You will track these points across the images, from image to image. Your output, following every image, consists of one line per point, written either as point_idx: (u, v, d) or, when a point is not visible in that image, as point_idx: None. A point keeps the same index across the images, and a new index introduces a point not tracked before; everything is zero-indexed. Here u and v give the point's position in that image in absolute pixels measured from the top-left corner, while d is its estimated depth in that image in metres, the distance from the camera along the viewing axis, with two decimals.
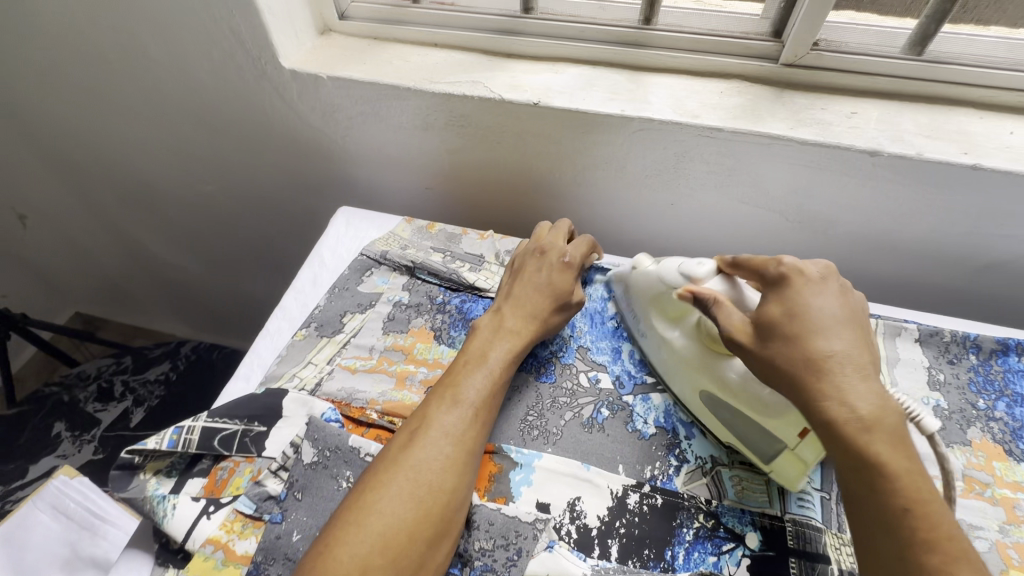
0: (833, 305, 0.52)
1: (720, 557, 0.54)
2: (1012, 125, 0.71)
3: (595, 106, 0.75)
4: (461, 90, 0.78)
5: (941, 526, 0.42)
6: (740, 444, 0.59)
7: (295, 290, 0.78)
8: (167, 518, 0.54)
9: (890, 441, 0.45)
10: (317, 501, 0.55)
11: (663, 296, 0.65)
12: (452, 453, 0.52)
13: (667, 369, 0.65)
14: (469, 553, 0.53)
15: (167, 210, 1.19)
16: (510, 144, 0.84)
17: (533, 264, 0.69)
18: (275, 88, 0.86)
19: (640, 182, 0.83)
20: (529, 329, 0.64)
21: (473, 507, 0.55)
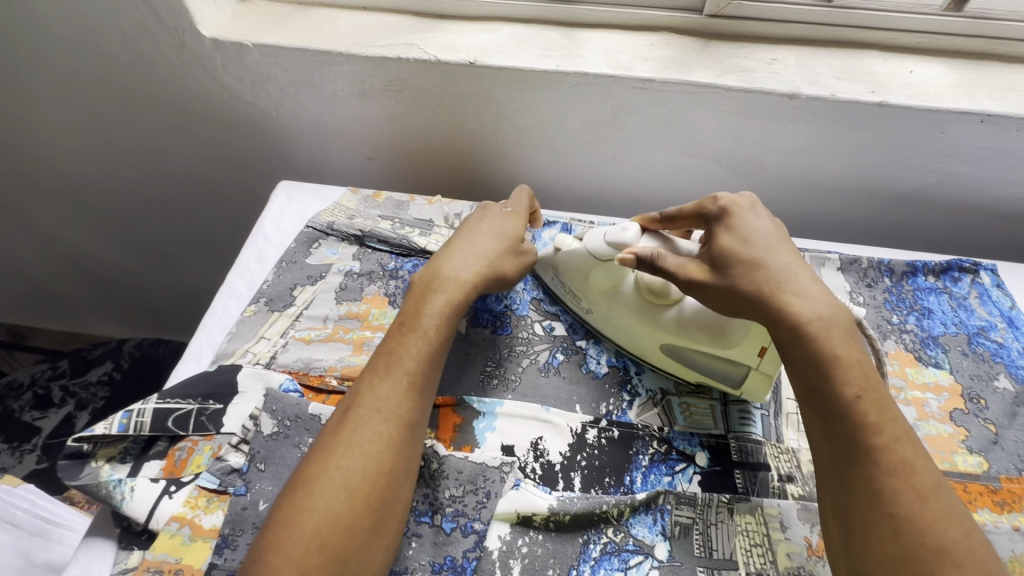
0: (769, 225, 0.58)
1: (674, 476, 0.58)
2: (912, 64, 0.77)
3: (531, 63, 0.75)
4: (395, 53, 0.77)
5: (885, 412, 0.47)
6: (706, 377, 0.64)
7: (238, 268, 0.76)
8: (126, 501, 0.53)
9: (844, 336, 0.51)
10: (281, 469, 0.55)
11: (595, 270, 0.66)
12: (385, 429, 0.51)
13: (619, 333, 0.67)
14: (439, 502, 0.54)
15: (90, 201, 1.11)
16: (451, 107, 0.83)
17: (480, 216, 0.69)
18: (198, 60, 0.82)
19: (581, 139, 0.85)
20: (478, 271, 0.63)
21: (440, 458, 0.56)
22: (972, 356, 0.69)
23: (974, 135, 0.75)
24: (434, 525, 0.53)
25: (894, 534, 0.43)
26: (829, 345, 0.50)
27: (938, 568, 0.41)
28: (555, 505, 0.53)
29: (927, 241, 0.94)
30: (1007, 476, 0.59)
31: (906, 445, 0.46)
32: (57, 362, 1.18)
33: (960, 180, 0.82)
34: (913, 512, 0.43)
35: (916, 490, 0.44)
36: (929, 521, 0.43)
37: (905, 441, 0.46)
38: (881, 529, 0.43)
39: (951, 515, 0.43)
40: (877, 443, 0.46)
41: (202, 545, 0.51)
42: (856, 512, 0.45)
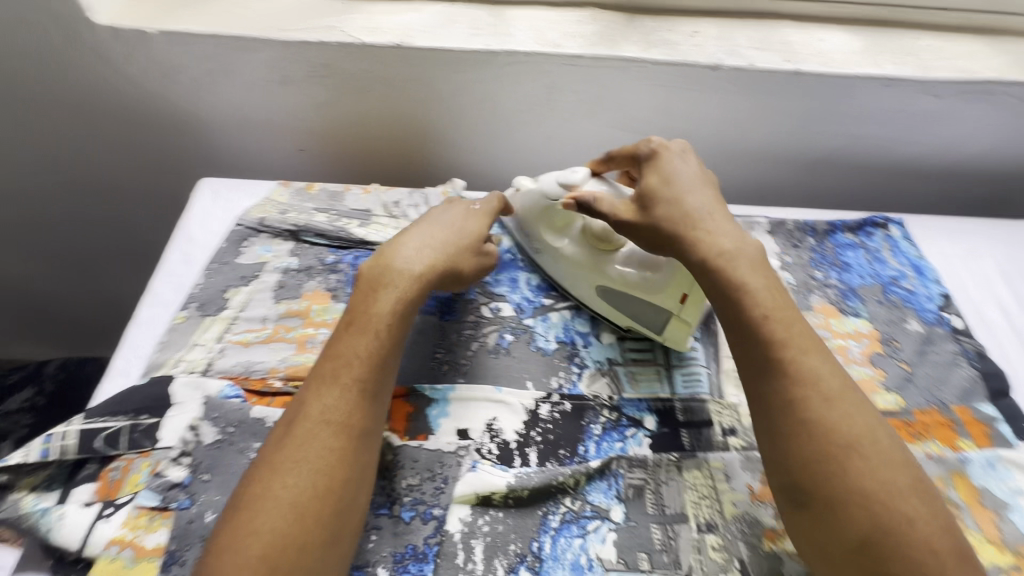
0: (690, 167, 0.64)
1: (625, 441, 0.60)
2: (820, 33, 0.82)
3: (460, 43, 0.75)
4: (318, 36, 0.74)
5: (794, 327, 0.55)
6: (634, 322, 0.68)
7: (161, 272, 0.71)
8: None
9: (751, 263, 0.57)
10: (227, 478, 0.54)
11: (549, 209, 0.70)
12: (335, 441, 0.50)
13: (564, 277, 0.71)
14: (397, 492, 0.55)
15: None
16: (380, 93, 0.80)
17: (439, 210, 0.68)
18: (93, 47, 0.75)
19: (516, 122, 0.84)
20: (440, 262, 0.62)
21: (395, 449, 0.57)
22: (887, 304, 0.75)
23: (874, 97, 0.80)
24: (394, 515, 0.54)
25: (811, 440, 0.50)
26: (741, 277, 0.56)
27: (848, 462, 0.49)
28: (513, 482, 0.56)
29: (857, 204, 0.98)
30: (919, 410, 0.65)
31: (815, 357, 0.53)
32: None
33: (870, 142, 0.87)
34: (825, 414, 0.50)
35: (823, 397, 0.51)
36: (836, 418, 0.50)
37: (810, 349, 0.54)
38: (800, 438, 0.50)
39: (853, 405, 0.51)
40: (794, 363, 0.53)
41: (147, 565, 0.49)
42: (779, 429, 0.51)
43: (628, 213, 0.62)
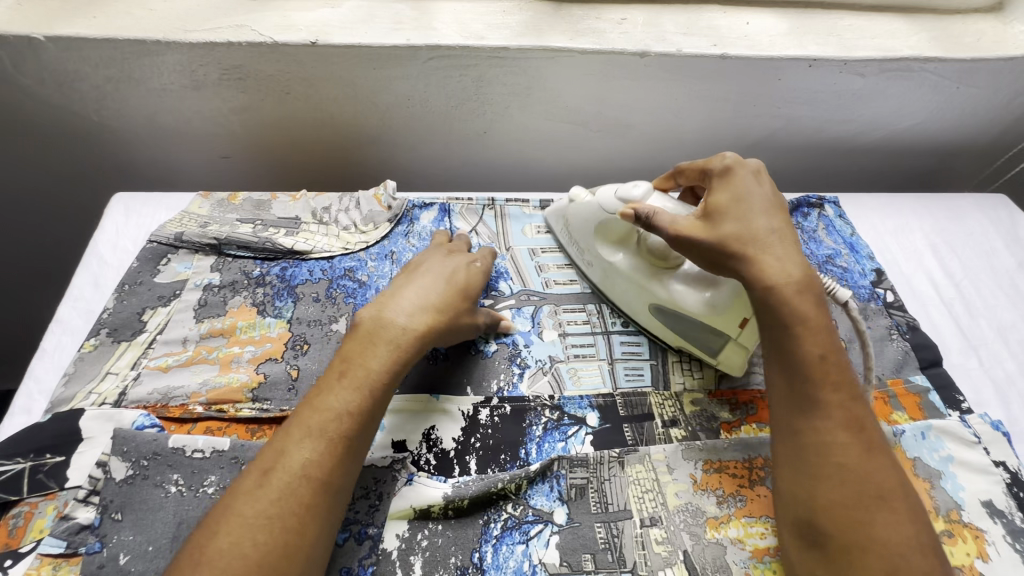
0: (785, 227, 0.53)
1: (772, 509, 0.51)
2: None
3: (567, 42, 0.70)
4: (419, 37, 0.69)
5: (855, 427, 0.46)
6: (688, 343, 0.63)
7: (227, 270, 0.66)
8: None
9: (840, 367, 0.48)
10: None
11: (605, 222, 0.65)
12: (308, 500, 0.44)
13: (622, 295, 0.67)
14: (509, 526, 0.52)
15: (23, 211, 0.86)
16: (480, 95, 0.75)
17: (745, 173, 0.56)
18: (164, 61, 0.68)
19: (514, 121, 0.79)
20: (739, 239, 0.52)
21: (509, 480, 0.53)
22: None
23: (875, 104, 0.81)
24: (499, 550, 0.50)
25: (881, 558, 0.42)
26: (824, 364, 0.47)
27: None
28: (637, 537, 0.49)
29: (832, 182, 0.96)
30: None
31: (885, 467, 0.45)
32: None
33: None
34: (880, 532, 0.43)
35: (926, 550, 0.42)
36: (891, 543, 0.42)
37: (878, 458, 0.45)
38: (864, 555, 0.42)
39: (913, 531, 0.43)
40: (830, 465, 0.45)
41: None
42: (830, 533, 0.44)
43: (800, 265, 0.51)
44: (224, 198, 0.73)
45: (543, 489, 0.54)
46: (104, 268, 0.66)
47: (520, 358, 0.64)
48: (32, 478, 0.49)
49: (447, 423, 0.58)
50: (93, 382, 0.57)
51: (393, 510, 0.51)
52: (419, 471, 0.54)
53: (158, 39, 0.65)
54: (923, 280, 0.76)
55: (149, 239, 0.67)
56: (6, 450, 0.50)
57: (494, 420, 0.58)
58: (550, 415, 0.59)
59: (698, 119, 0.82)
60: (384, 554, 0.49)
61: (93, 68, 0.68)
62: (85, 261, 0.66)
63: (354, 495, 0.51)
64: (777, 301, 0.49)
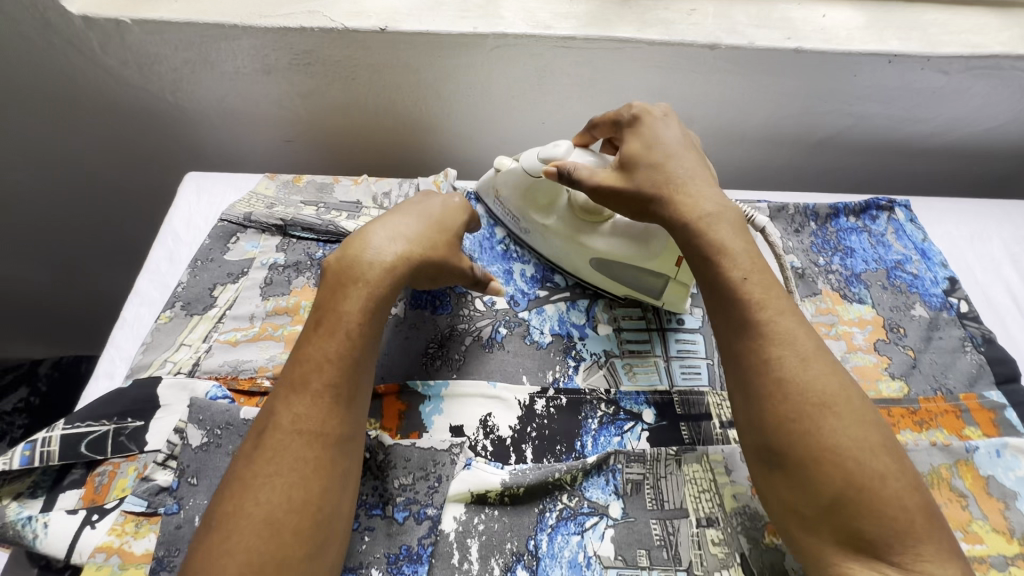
0: (689, 160, 0.56)
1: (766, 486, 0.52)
2: None
3: (634, 33, 0.69)
4: (484, 24, 0.69)
5: (797, 339, 0.47)
6: (630, 289, 0.67)
7: (292, 251, 0.68)
8: (38, 540, 0.46)
9: (762, 286, 0.49)
10: (386, 473, 0.52)
11: (532, 185, 0.67)
12: (309, 455, 0.45)
13: (557, 253, 0.68)
14: (563, 515, 0.52)
15: (103, 187, 0.91)
16: (542, 86, 0.75)
17: (654, 119, 0.59)
18: (239, 44, 0.70)
19: (574, 112, 0.79)
20: (653, 181, 0.55)
21: (564, 470, 0.53)
22: None
23: (955, 104, 0.77)
24: (552, 539, 0.51)
25: (840, 466, 0.42)
26: (747, 285, 0.49)
27: (901, 535, 0.40)
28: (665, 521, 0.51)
29: (899, 184, 0.91)
30: None
31: (828, 374, 0.45)
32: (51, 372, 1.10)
33: None
34: (835, 438, 0.43)
35: (872, 448, 0.43)
36: (841, 446, 0.43)
37: (818, 365, 0.46)
38: (818, 463, 0.42)
39: (865, 435, 0.43)
40: (774, 382, 0.45)
41: None
42: (789, 452, 0.43)
43: (716, 198, 0.54)
44: (289, 180, 0.75)
45: (598, 482, 0.54)
46: (178, 244, 0.69)
47: (574, 350, 0.64)
48: (115, 439, 0.52)
49: (504, 411, 0.58)
50: (169, 352, 0.59)
51: (452, 493, 0.52)
52: (477, 457, 0.54)
53: (235, 24, 0.67)
54: (1000, 291, 0.72)
55: (220, 218, 0.69)
56: (93, 412, 0.53)
57: (550, 410, 0.58)
58: (606, 410, 0.59)
59: (764, 115, 0.79)
60: (442, 535, 0.50)
61: (173, 50, 0.71)
62: (160, 237, 0.69)
63: (414, 476, 0.52)
64: (694, 233, 0.52)
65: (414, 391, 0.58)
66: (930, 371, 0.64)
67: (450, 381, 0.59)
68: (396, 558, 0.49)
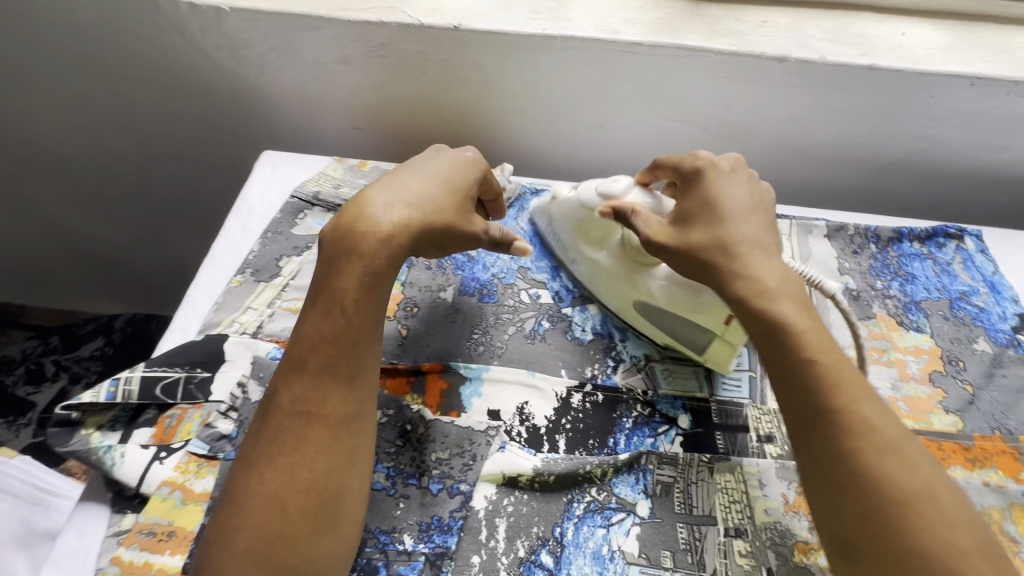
0: (750, 218, 0.54)
1: (660, 437, 0.58)
2: None
3: (702, 42, 0.70)
4: (554, 26, 0.71)
5: (878, 428, 0.43)
6: (674, 341, 0.63)
7: None
8: (115, 466, 0.51)
9: (840, 366, 0.46)
10: (423, 448, 0.55)
11: (584, 220, 0.66)
12: (306, 435, 0.46)
13: (604, 291, 0.67)
14: (590, 506, 0.53)
15: (187, 159, 0.99)
16: (604, 89, 0.76)
17: (718, 175, 0.57)
18: (322, 35, 0.74)
19: (633, 117, 0.79)
20: (710, 241, 0.53)
21: (595, 464, 0.55)
22: None
23: None
24: (577, 528, 0.52)
25: (936, 575, 0.38)
26: (819, 366, 0.46)
27: None
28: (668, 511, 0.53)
29: (973, 214, 0.87)
30: None
31: (922, 470, 0.42)
32: (50, 338, 1.13)
33: None
34: (922, 541, 0.39)
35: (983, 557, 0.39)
36: (947, 559, 0.39)
37: (909, 460, 0.42)
38: None
39: (964, 542, 0.39)
40: (866, 485, 0.42)
41: None
42: (863, 546, 0.41)
43: (774, 270, 0.50)
44: (356, 164, 0.79)
45: (628, 480, 0.54)
46: (251, 215, 0.74)
47: (614, 351, 0.64)
48: (185, 386, 0.57)
49: (541, 401, 0.60)
50: (236, 313, 0.64)
51: (485, 472, 0.53)
52: (511, 441, 0.56)
53: (321, 15, 0.72)
54: None
55: (292, 195, 0.75)
56: (169, 359, 0.58)
57: (585, 405, 0.60)
58: (641, 411, 0.59)
59: (831, 132, 0.77)
60: (472, 511, 0.52)
61: (263, 37, 0.76)
62: (237, 208, 0.75)
63: (451, 452, 0.55)
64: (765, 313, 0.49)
65: (456, 372, 0.61)
66: (989, 408, 0.61)
67: (490, 366, 0.62)
68: (429, 527, 0.51)
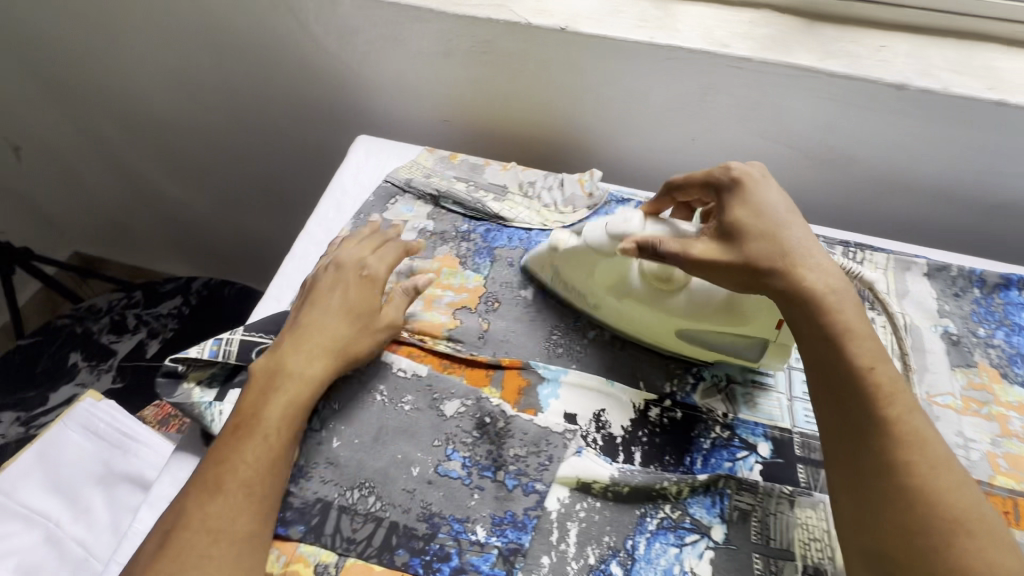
0: (799, 231, 0.52)
1: (735, 462, 0.56)
2: None
3: (815, 62, 0.68)
4: (661, 35, 0.70)
5: (925, 445, 0.43)
6: (722, 356, 0.62)
7: (441, 221, 0.74)
8: (215, 422, 0.54)
9: (890, 378, 0.46)
10: (498, 443, 0.55)
11: (596, 262, 0.61)
12: (211, 554, 0.46)
13: (633, 322, 0.63)
14: (663, 522, 0.52)
15: (278, 135, 1.03)
16: (704, 102, 0.75)
17: (755, 185, 0.54)
18: (428, 27, 0.76)
19: (729, 133, 0.78)
20: (768, 258, 0.51)
21: (671, 480, 0.54)
22: None
23: None
24: (651, 543, 0.51)
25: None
26: (875, 378, 0.46)
27: None
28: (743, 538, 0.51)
29: None
30: None
31: (962, 488, 0.42)
32: (133, 292, 1.19)
33: None
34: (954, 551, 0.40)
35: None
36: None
37: (949, 477, 0.43)
38: None
39: (997, 557, 0.40)
40: (901, 499, 0.42)
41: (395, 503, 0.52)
42: (890, 554, 0.42)
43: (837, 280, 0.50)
44: (446, 155, 0.80)
45: (704, 502, 0.53)
46: (345, 196, 0.77)
47: (694, 368, 0.63)
48: None
49: (617, 410, 0.59)
50: None
51: (560, 474, 0.54)
52: (588, 446, 0.56)
53: (432, 8, 0.74)
54: None
55: (385, 179, 0.77)
56: (267, 325, 0.61)
57: (662, 420, 0.59)
58: (720, 433, 0.58)
59: (940, 167, 0.74)
60: (545, 512, 0.52)
61: (372, 26, 0.79)
62: (331, 188, 0.77)
63: (527, 449, 0.55)
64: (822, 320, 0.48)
65: (535, 370, 0.61)
66: None
67: (568, 368, 0.62)
68: (501, 521, 0.51)
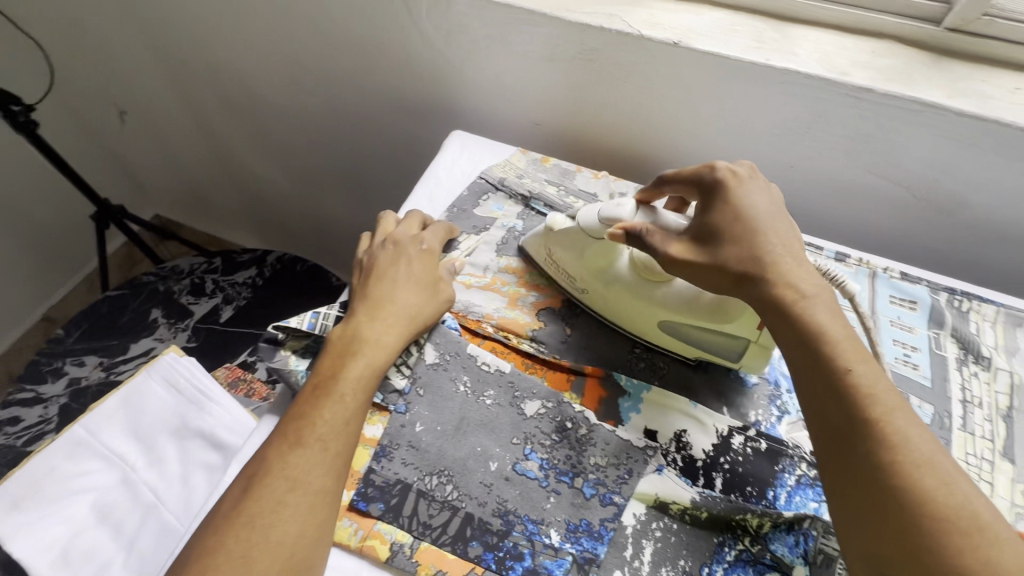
0: (778, 232, 0.51)
1: (822, 504, 0.54)
2: None
3: (943, 99, 0.65)
4: (777, 58, 0.69)
5: (910, 441, 0.39)
6: (704, 353, 0.62)
7: (530, 221, 0.74)
8: None
9: (871, 370, 0.42)
10: (577, 449, 0.55)
11: (589, 247, 0.62)
12: (297, 503, 0.46)
13: (617, 311, 0.64)
14: (741, 554, 0.50)
15: (367, 123, 1.06)
16: (812, 129, 0.73)
17: (740, 187, 0.54)
18: (538, 31, 0.77)
19: (833, 163, 0.75)
20: (738, 260, 0.50)
21: (754, 512, 0.51)
22: None
23: None
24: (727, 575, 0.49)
25: None
26: (853, 375, 0.41)
27: None
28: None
29: None
30: None
31: (947, 486, 0.37)
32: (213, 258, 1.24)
33: None
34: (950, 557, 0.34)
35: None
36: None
37: (933, 474, 0.37)
38: None
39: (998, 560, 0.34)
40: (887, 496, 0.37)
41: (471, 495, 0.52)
42: (893, 567, 0.36)
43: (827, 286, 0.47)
44: (538, 158, 0.81)
45: (786, 540, 0.51)
46: (438, 187, 0.78)
47: (779, 401, 0.61)
48: None
49: (699, 433, 0.58)
50: None
51: (639, 490, 0.53)
52: (667, 466, 0.55)
53: (544, 13, 0.75)
54: None
55: (479, 175, 0.78)
56: None
57: (745, 449, 0.57)
58: (806, 471, 0.56)
59: None
60: (621, 526, 0.51)
61: (481, 26, 0.80)
62: (426, 178, 0.79)
63: (607, 460, 0.54)
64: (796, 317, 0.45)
65: (616, 382, 0.61)
66: None
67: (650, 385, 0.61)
68: (576, 528, 0.51)
